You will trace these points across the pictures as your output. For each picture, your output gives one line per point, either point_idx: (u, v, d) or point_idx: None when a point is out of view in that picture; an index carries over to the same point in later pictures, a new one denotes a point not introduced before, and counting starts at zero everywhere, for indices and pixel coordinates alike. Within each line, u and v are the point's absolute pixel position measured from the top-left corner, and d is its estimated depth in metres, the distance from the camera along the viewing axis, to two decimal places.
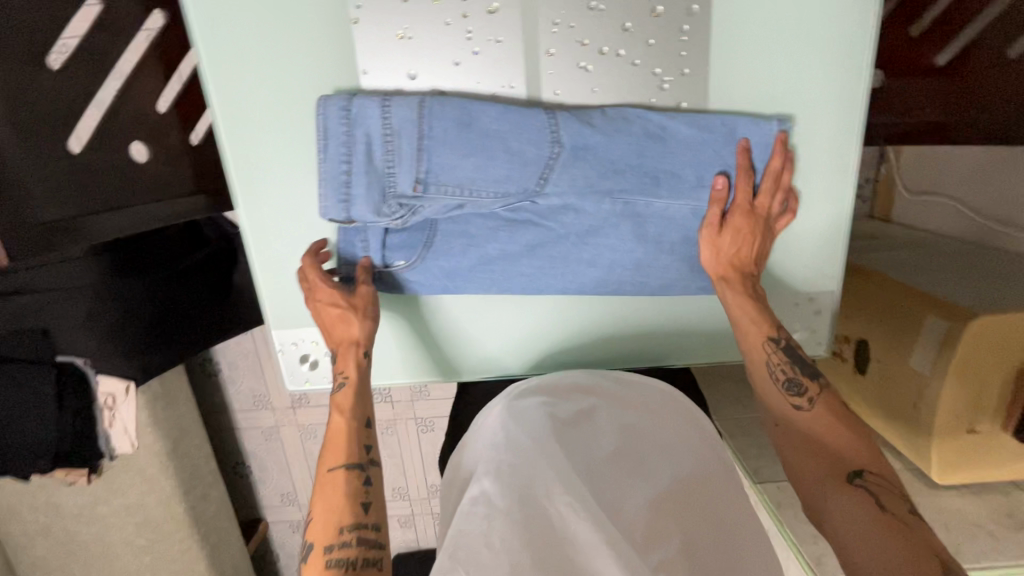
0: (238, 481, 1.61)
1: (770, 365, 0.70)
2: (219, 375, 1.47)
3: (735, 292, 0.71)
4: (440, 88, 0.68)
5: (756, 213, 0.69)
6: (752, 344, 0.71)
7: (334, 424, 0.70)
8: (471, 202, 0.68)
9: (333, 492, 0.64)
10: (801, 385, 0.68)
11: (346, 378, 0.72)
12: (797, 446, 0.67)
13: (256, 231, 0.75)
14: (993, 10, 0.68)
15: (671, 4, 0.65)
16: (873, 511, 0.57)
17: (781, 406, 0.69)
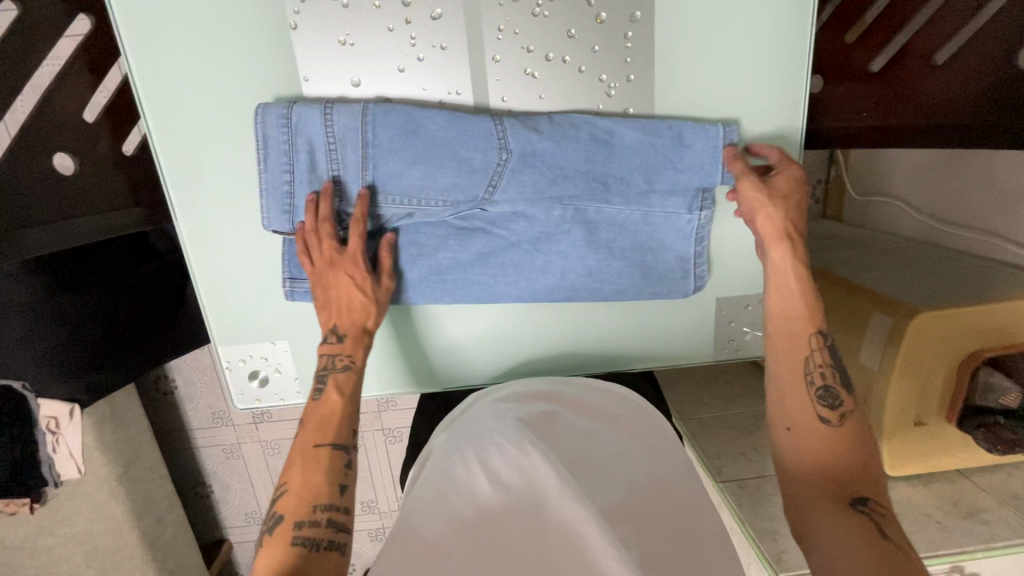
0: (199, 502, 1.55)
1: (811, 365, 0.68)
2: (174, 392, 1.41)
3: (786, 254, 0.67)
4: (385, 95, 0.67)
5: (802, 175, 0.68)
6: (799, 326, 0.69)
7: (326, 403, 0.64)
8: (419, 211, 0.67)
9: (311, 469, 0.59)
10: (836, 397, 0.66)
11: (353, 361, 0.66)
12: (802, 449, 0.66)
13: (196, 243, 0.72)
14: (919, 18, 0.71)
15: (614, 11, 0.65)
16: (871, 538, 0.56)
17: (799, 411, 0.67)
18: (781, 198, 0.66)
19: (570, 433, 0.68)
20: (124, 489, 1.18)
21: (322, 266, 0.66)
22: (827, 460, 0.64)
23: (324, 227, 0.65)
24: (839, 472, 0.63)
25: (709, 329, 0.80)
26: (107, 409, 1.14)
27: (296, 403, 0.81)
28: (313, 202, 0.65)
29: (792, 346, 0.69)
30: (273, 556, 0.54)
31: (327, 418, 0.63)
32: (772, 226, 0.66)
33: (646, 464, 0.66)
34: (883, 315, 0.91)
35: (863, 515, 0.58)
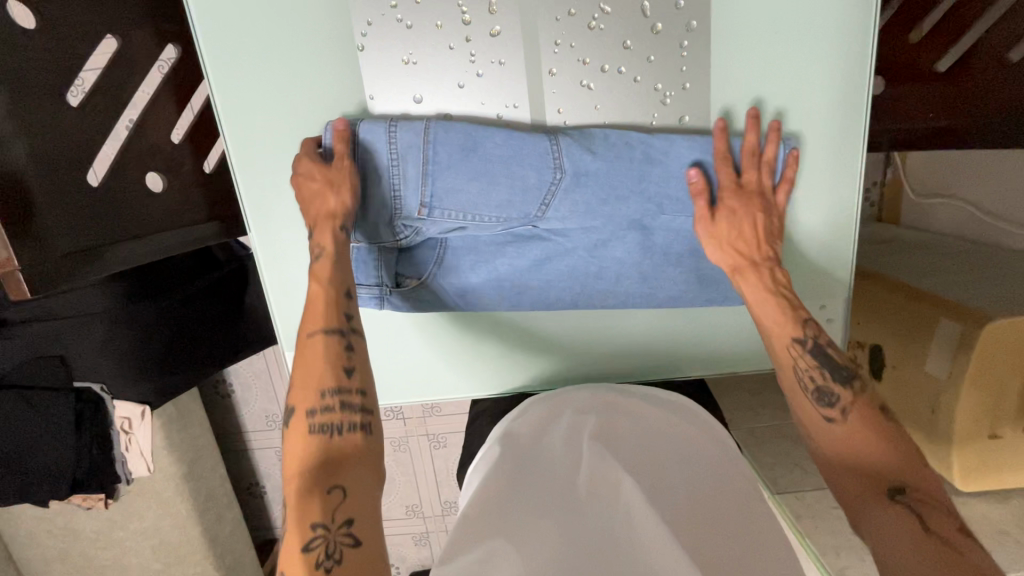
0: (254, 501, 1.62)
1: (799, 372, 0.65)
2: (231, 396, 1.48)
3: (750, 286, 0.68)
4: (444, 110, 0.70)
5: (740, 185, 0.68)
6: (775, 349, 0.67)
7: (311, 291, 0.63)
8: (473, 225, 0.69)
9: (313, 360, 0.59)
10: (833, 394, 0.63)
11: (321, 249, 0.64)
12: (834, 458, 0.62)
13: (266, 253, 0.76)
14: (994, 11, 0.68)
15: (670, 20, 0.66)
16: (914, 533, 0.52)
17: (808, 417, 0.65)
18: (728, 228, 0.68)
19: (637, 444, 0.67)
20: (188, 487, 1.24)
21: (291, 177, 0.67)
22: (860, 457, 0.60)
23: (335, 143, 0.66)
24: (872, 463, 0.59)
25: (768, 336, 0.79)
26: (175, 410, 1.20)
27: None
28: (341, 124, 0.66)
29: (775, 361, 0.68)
30: (296, 448, 0.55)
31: (316, 306, 0.62)
32: (730, 263, 0.69)
33: (709, 470, 0.64)
34: (950, 321, 0.88)
35: (903, 507, 0.55)
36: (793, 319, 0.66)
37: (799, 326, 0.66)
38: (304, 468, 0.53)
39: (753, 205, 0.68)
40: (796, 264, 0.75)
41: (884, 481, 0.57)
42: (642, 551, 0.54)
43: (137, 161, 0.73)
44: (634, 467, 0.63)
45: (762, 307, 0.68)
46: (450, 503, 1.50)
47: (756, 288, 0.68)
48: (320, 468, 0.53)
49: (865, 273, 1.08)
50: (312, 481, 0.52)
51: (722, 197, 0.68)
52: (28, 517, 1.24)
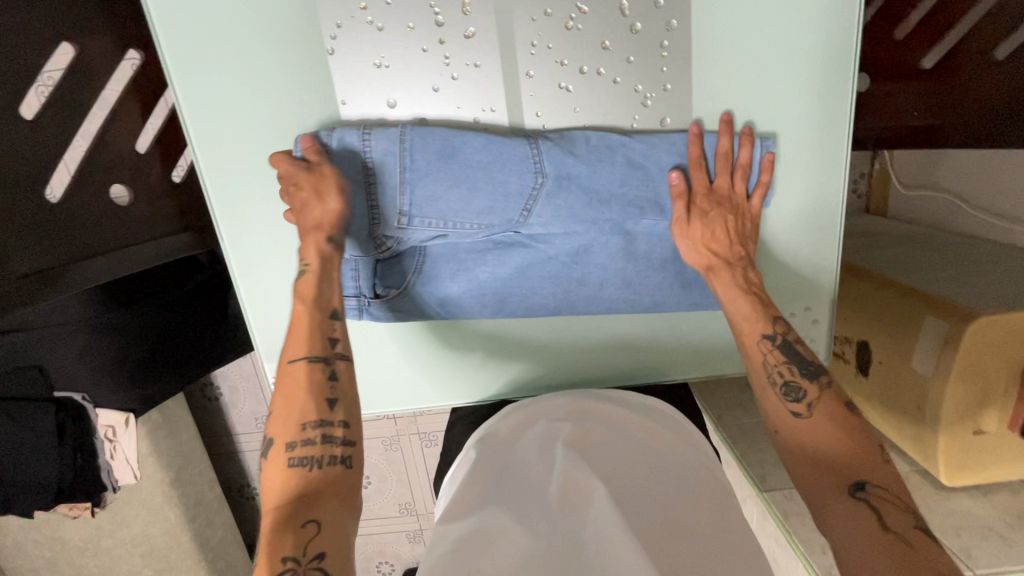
0: (245, 504, 1.61)
1: (767, 368, 0.65)
2: (219, 400, 1.47)
3: (721, 282, 0.68)
4: (419, 114, 0.67)
5: (713, 189, 0.67)
6: (744, 343, 0.67)
7: (295, 313, 0.61)
8: (453, 233, 0.68)
9: (295, 390, 0.57)
10: (800, 389, 0.62)
11: (307, 265, 0.63)
12: (795, 453, 0.60)
13: (239, 263, 0.74)
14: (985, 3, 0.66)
15: (649, 19, 0.64)
16: (871, 528, 0.51)
17: (774, 411, 0.64)
18: (702, 230, 0.67)
19: (613, 450, 0.66)
20: (176, 493, 1.23)
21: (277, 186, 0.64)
22: (826, 453, 0.57)
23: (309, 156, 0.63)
24: (833, 456, 0.57)
25: None
26: (160, 417, 1.18)
27: None
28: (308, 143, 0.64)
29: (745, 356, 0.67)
30: (273, 480, 0.54)
31: (300, 330, 0.60)
32: (704, 263, 0.68)
33: (688, 481, 0.63)
34: (936, 318, 0.87)
35: (862, 502, 0.53)
36: (764, 314, 0.66)
37: (770, 321, 0.66)
38: (282, 503, 0.52)
39: (725, 208, 0.67)
40: (780, 268, 0.75)
41: (846, 476, 0.55)
42: (603, 556, 0.53)
43: (103, 172, 0.71)
44: (608, 476, 0.62)
45: (736, 305, 0.67)
46: None
47: (729, 286, 0.67)
48: (298, 503, 0.52)
49: (853, 268, 1.08)
50: (288, 518, 0.51)
51: (694, 204, 0.67)
52: (14, 528, 1.23)
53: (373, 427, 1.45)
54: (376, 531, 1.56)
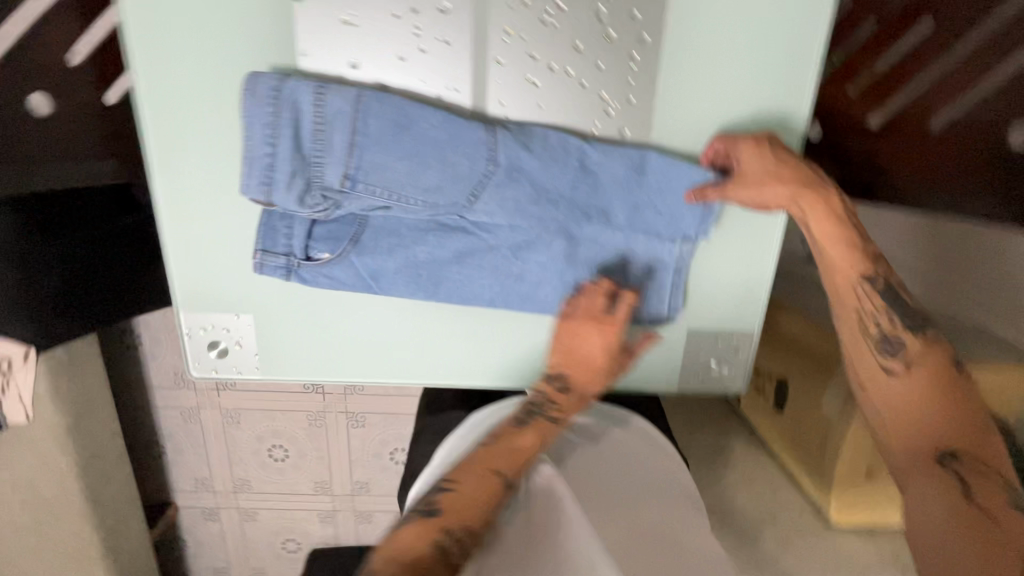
0: (149, 461, 1.53)
1: (865, 311, 0.67)
2: (138, 348, 1.40)
3: (819, 219, 0.66)
4: (381, 81, 0.66)
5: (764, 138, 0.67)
6: (839, 290, 0.68)
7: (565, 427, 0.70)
8: (397, 207, 0.66)
9: (479, 485, 0.62)
10: (897, 343, 0.65)
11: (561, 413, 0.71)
12: (888, 406, 0.66)
13: (167, 202, 0.70)
14: (935, 70, 0.68)
15: (624, 29, 0.64)
16: (956, 506, 0.59)
17: (867, 364, 0.67)
18: (773, 171, 0.65)
19: (601, 469, 0.74)
20: (72, 440, 1.14)
21: (586, 317, 0.71)
22: (916, 416, 0.63)
23: (597, 293, 0.71)
24: (928, 425, 0.62)
25: (679, 361, 0.81)
26: (65, 356, 1.10)
27: (254, 378, 0.80)
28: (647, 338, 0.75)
29: (839, 300, 0.68)
30: (416, 534, 0.58)
31: (519, 453, 0.66)
32: (771, 200, 0.66)
33: (663, 503, 0.71)
34: None
35: (950, 473, 0.60)
36: (861, 256, 0.67)
37: (868, 263, 0.67)
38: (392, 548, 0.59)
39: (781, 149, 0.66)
40: (710, 295, 0.78)
41: (938, 446, 0.62)
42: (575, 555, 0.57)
43: (23, 79, 0.69)
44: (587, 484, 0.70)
45: (827, 242, 0.67)
46: (361, 483, 1.54)
47: (823, 219, 0.66)
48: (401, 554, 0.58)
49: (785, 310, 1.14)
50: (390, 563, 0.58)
51: (736, 160, 0.67)
52: None
53: (302, 400, 1.47)
54: (289, 506, 1.58)
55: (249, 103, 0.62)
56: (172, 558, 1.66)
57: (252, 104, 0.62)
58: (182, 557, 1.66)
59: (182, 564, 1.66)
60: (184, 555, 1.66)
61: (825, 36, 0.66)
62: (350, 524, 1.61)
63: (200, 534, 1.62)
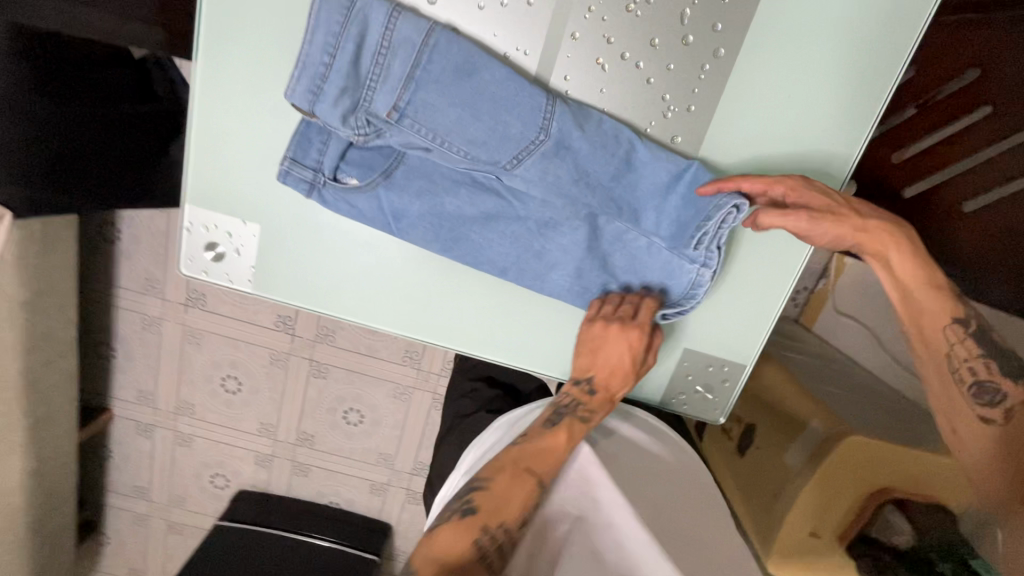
0: (95, 362, 1.47)
1: (959, 362, 0.65)
2: (115, 244, 1.34)
3: (900, 253, 0.66)
4: (454, 23, 0.64)
5: (809, 180, 0.67)
6: (931, 333, 0.66)
7: (577, 431, 0.70)
8: (438, 151, 0.65)
9: (523, 490, 0.63)
10: (997, 389, 0.63)
11: (591, 416, 0.71)
12: (992, 455, 0.64)
13: (205, 86, 0.67)
14: None
15: (702, 38, 0.65)
16: None
17: (962, 412, 0.66)
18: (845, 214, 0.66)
19: (635, 461, 0.74)
20: (24, 317, 1.08)
21: (615, 328, 0.71)
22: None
23: (628, 306, 0.73)
24: None
25: (667, 376, 0.81)
26: (39, 230, 1.05)
27: (243, 292, 0.78)
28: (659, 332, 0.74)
29: (931, 346, 0.67)
30: (455, 538, 0.59)
31: (554, 449, 0.67)
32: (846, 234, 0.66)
33: (699, 522, 0.72)
34: (821, 425, 0.98)
35: None
36: (952, 301, 0.66)
37: (958, 305, 0.66)
38: (448, 553, 0.58)
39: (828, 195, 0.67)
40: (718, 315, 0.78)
41: None
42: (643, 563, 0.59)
43: None
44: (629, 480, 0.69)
45: (918, 287, 0.67)
46: (308, 435, 1.52)
47: (908, 261, 0.66)
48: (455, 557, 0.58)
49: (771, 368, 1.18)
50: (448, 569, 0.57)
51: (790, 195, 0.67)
52: None
53: (269, 337, 1.42)
54: (228, 440, 1.54)
55: (318, 7, 0.60)
56: (93, 465, 1.60)
57: (322, 9, 0.60)
58: (104, 467, 1.59)
59: (102, 473, 1.60)
60: (105, 466, 1.59)
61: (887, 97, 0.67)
62: (284, 474, 1.57)
63: (129, 448, 1.57)
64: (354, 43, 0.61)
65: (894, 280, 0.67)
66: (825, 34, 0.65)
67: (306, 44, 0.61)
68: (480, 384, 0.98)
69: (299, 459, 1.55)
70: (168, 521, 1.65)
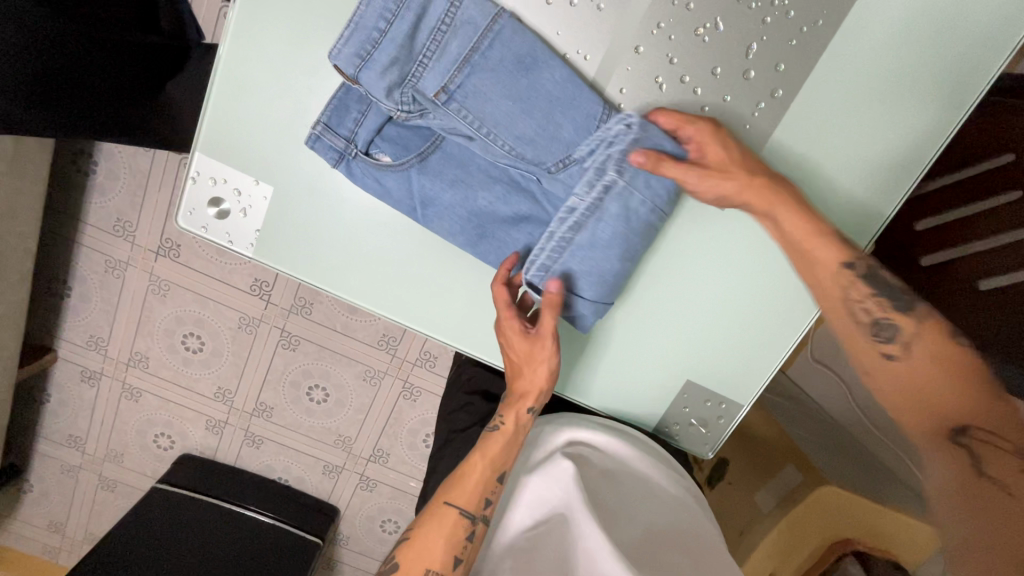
0: (46, 298, 1.35)
1: (852, 304, 0.62)
2: (88, 176, 1.22)
3: (787, 211, 0.64)
4: (519, 12, 0.61)
5: (691, 122, 0.63)
6: (827, 292, 0.64)
7: (491, 439, 0.69)
8: (482, 142, 0.62)
9: (440, 526, 0.65)
10: (891, 327, 0.61)
11: (502, 423, 0.70)
12: (902, 392, 0.61)
13: (240, 28, 0.62)
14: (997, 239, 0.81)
15: (763, 74, 0.64)
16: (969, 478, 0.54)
17: (863, 355, 0.63)
18: (737, 161, 0.63)
19: (616, 481, 0.76)
20: None
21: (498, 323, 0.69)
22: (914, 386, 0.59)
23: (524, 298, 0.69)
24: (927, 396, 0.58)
25: (666, 403, 0.81)
26: (9, 147, 0.96)
27: (242, 256, 0.72)
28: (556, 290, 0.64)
29: (827, 298, 0.64)
30: None
31: (467, 474, 0.68)
32: (738, 190, 0.63)
33: (681, 530, 0.73)
34: (796, 470, 1.00)
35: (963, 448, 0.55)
36: (840, 247, 0.63)
37: (847, 249, 0.63)
38: None
39: (712, 136, 0.63)
40: (692, 304, 0.76)
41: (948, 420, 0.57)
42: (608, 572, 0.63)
43: None
44: (605, 497, 0.73)
45: (810, 242, 0.64)
46: (266, 407, 1.45)
47: (789, 212, 0.64)
48: None
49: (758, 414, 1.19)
50: None
51: (699, 144, 0.63)
52: None
53: (242, 300, 1.34)
54: (180, 401, 1.46)
55: None
56: (25, 407, 1.47)
57: None
58: (37, 411, 1.47)
59: (34, 417, 1.48)
60: (39, 410, 1.47)
61: (928, 167, 0.67)
62: (235, 443, 1.50)
63: (70, 396, 1.45)
64: (414, 14, 0.57)
65: (783, 235, 0.65)
66: (880, 94, 0.65)
67: (361, 5, 0.57)
68: (476, 398, 0.95)
69: (253, 430, 1.48)
70: (101, 476, 1.55)
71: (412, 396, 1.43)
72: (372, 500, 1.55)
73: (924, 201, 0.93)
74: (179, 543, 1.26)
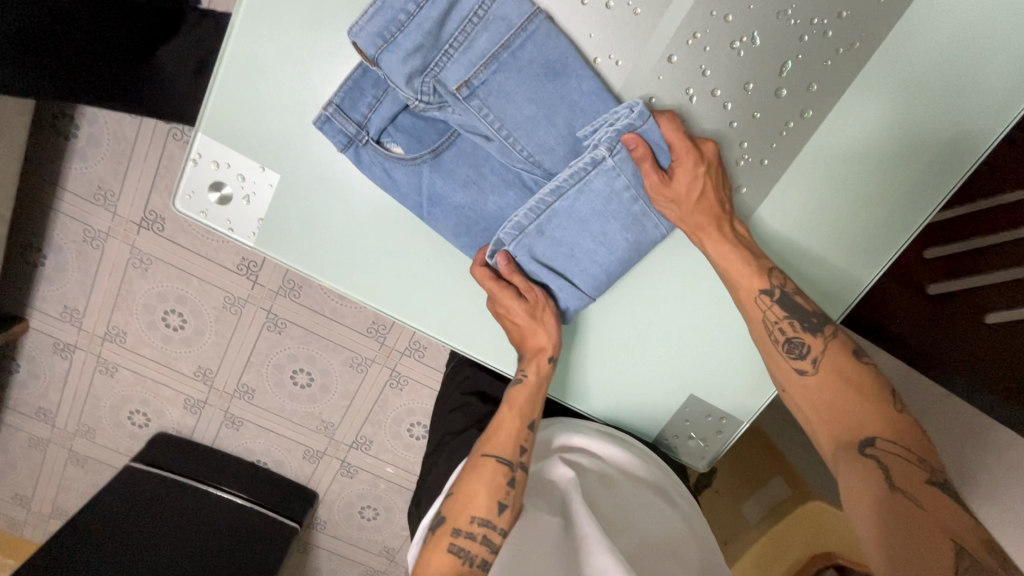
0: (19, 265, 1.28)
1: (767, 325, 0.65)
2: (69, 141, 1.15)
3: (712, 241, 0.64)
4: (553, 11, 0.59)
5: (693, 147, 0.61)
6: (747, 305, 0.66)
7: (515, 392, 0.70)
8: (501, 143, 0.60)
9: (480, 479, 0.65)
10: (802, 345, 0.63)
11: (525, 375, 0.70)
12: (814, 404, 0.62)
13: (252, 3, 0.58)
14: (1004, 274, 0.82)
15: (795, 94, 0.63)
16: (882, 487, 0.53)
17: (775, 365, 0.65)
18: (694, 196, 0.62)
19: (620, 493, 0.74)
20: None
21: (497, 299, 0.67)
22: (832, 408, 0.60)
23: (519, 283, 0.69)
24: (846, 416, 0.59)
25: (666, 415, 0.81)
26: None
27: (243, 244, 0.69)
28: (505, 266, 0.64)
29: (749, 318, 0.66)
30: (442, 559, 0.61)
31: (497, 427, 0.69)
32: (680, 219, 0.64)
33: (678, 549, 0.70)
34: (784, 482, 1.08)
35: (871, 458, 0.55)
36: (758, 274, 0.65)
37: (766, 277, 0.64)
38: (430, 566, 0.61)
39: (705, 161, 0.61)
40: (694, 321, 0.75)
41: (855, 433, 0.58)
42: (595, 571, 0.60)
43: None
44: (604, 507, 0.71)
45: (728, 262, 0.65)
46: (248, 389, 1.42)
47: (718, 244, 0.64)
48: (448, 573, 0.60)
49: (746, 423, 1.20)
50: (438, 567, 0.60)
51: (675, 164, 0.61)
52: None
53: (229, 280, 1.29)
54: (158, 378, 1.41)
55: None
56: None
57: None
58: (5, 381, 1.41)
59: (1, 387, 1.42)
60: (6, 380, 1.41)
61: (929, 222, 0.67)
62: (213, 424, 1.46)
63: (40, 368, 1.39)
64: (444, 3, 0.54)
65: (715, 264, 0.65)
66: (908, 119, 0.64)
67: None
68: (473, 399, 0.93)
69: (233, 411, 1.45)
70: (71, 450, 1.49)
71: (399, 384, 1.40)
72: (352, 486, 1.54)
73: (937, 232, 0.94)
74: (153, 522, 1.22)
